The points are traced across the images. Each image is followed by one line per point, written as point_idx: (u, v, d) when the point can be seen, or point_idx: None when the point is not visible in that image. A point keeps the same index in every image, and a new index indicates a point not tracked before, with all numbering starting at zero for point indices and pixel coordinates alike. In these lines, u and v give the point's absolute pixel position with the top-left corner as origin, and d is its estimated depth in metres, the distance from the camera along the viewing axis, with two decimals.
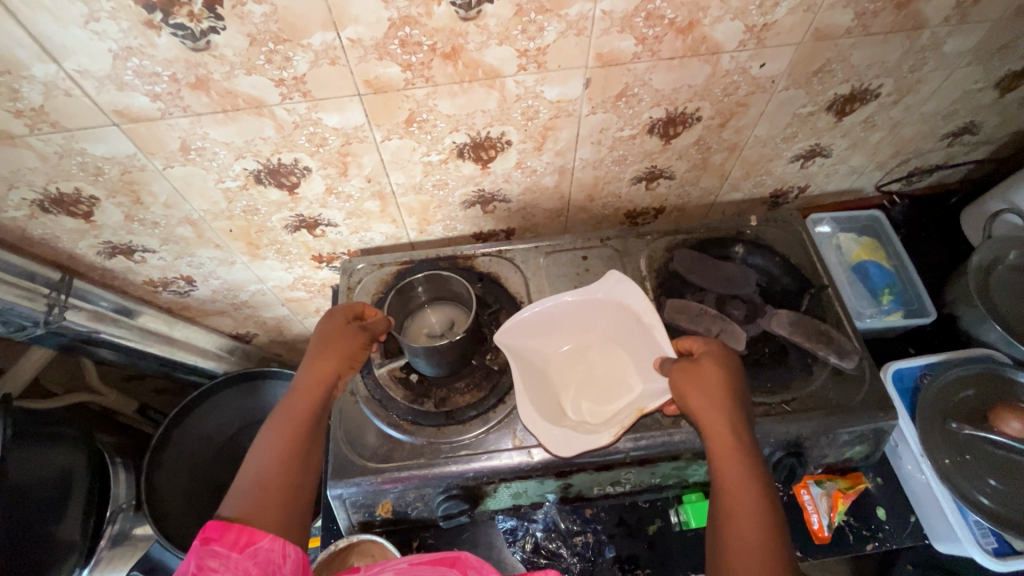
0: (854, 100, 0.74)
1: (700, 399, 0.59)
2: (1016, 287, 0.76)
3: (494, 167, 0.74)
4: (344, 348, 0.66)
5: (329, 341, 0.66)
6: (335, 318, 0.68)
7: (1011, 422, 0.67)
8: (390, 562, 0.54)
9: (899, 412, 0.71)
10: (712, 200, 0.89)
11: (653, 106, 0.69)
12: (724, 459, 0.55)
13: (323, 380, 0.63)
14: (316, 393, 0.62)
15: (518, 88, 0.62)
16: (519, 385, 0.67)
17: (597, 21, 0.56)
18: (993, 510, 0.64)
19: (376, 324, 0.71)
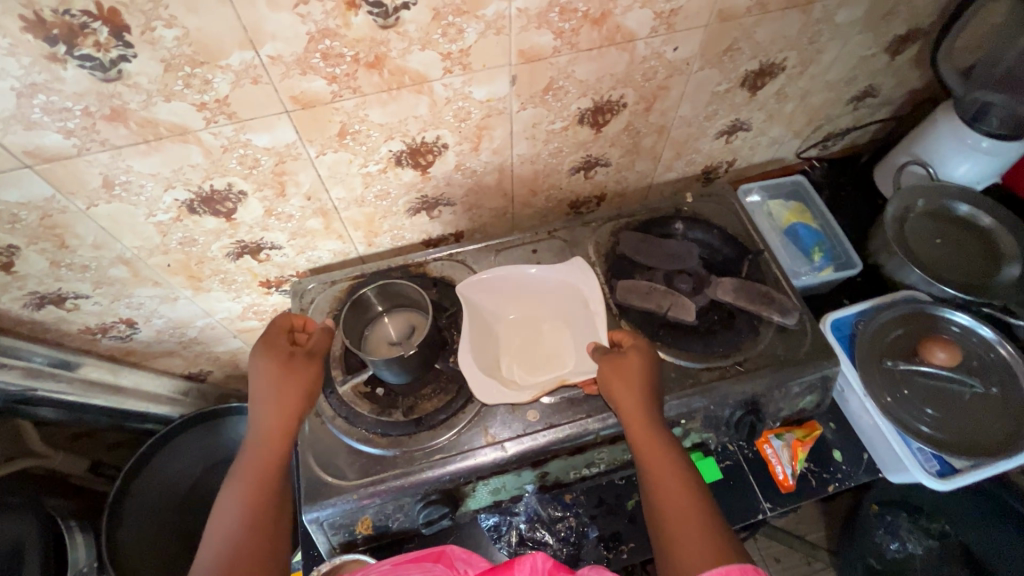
0: (763, 74, 0.79)
1: (625, 389, 0.62)
2: (925, 231, 0.84)
3: (434, 172, 0.74)
4: (295, 384, 0.63)
5: (277, 379, 0.63)
6: (274, 351, 0.65)
7: (939, 353, 0.73)
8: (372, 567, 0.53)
9: (840, 357, 0.75)
10: (650, 182, 0.93)
11: (580, 98, 0.71)
12: (647, 445, 0.59)
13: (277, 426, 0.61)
14: (273, 440, 0.60)
15: (447, 91, 0.63)
16: (466, 334, 0.72)
17: (514, 19, 0.58)
18: (933, 436, 0.70)
19: (320, 346, 0.68)
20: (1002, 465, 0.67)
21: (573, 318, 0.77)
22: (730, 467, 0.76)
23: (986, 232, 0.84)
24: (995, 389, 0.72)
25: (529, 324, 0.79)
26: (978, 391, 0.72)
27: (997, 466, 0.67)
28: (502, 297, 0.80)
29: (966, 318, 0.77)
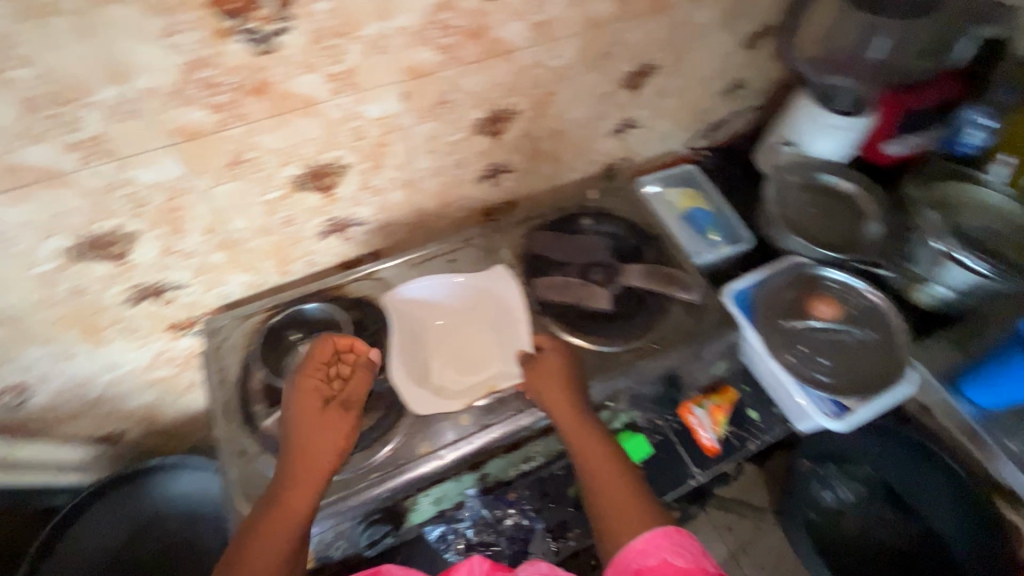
0: (641, 74, 0.86)
1: (549, 389, 0.66)
2: (801, 203, 0.94)
3: (339, 193, 0.74)
4: (325, 438, 0.61)
5: (308, 429, 0.62)
6: (307, 395, 0.64)
7: (822, 307, 0.83)
8: None
9: (742, 322, 0.81)
10: (557, 184, 0.97)
11: (474, 109, 0.74)
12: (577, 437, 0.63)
13: (302, 483, 0.59)
14: (290, 502, 0.58)
15: (339, 111, 0.64)
16: (393, 350, 0.74)
17: (394, 37, 0.61)
18: (831, 383, 0.77)
19: (358, 393, 0.66)
20: (888, 400, 0.76)
21: (498, 322, 0.79)
22: (661, 441, 0.81)
23: (852, 203, 0.95)
24: (873, 332, 0.82)
25: (456, 330, 0.79)
26: (862, 336, 0.81)
27: (886, 401, 0.76)
28: (429, 307, 0.80)
29: (841, 275, 0.86)
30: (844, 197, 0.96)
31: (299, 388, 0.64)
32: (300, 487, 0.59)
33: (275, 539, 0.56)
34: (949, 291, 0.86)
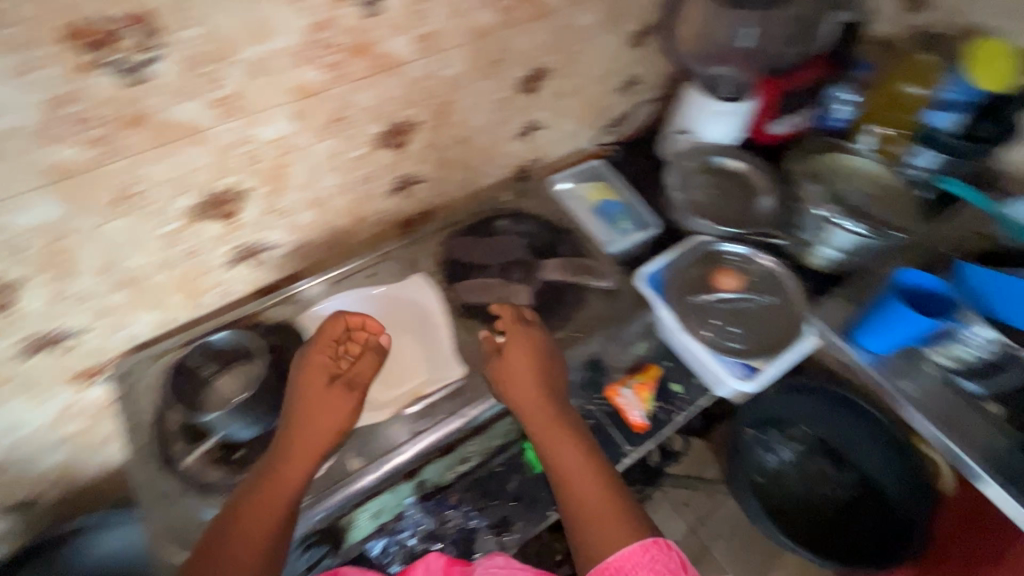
0: (645, 34, 1.00)
1: (526, 372, 0.72)
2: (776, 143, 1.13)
3: (409, 150, 0.84)
4: (540, 381, 0.71)
5: (521, 373, 0.71)
6: (517, 347, 0.73)
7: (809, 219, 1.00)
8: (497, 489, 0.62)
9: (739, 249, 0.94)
10: (575, 140, 1.10)
11: (519, 67, 0.85)
12: (544, 420, 0.69)
13: (553, 436, 0.68)
14: (276, 484, 0.61)
15: (419, 71, 0.74)
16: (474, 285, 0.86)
17: (467, 0, 0.71)
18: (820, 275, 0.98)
19: (363, 373, 0.69)
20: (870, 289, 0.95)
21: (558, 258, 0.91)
22: None
23: (826, 139, 1.09)
24: None
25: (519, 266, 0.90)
26: (858, 236, 0.94)
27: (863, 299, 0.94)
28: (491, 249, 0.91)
29: None
30: (821, 137, 1.11)
31: (310, 361, 0.69)
32: (551, 438, 0.68)
33: (259, 524, 0.59)
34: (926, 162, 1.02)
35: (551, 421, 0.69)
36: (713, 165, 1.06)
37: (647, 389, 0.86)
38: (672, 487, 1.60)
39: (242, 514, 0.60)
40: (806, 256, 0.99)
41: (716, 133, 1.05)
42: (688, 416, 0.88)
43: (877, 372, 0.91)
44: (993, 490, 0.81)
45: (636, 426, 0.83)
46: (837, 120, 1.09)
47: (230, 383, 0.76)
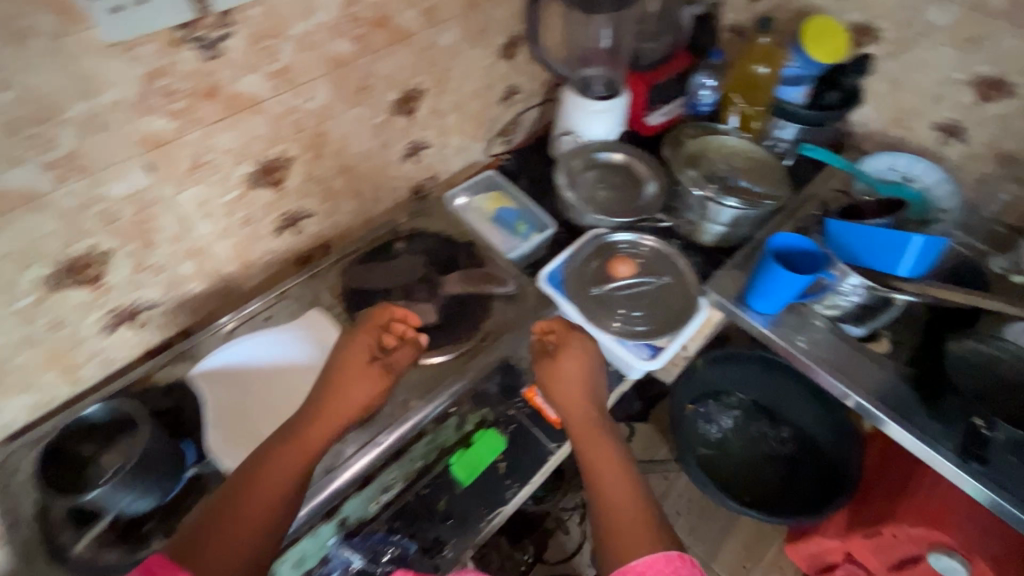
0: (513, 45, 1.03)
1: (576, 389, 0.78)
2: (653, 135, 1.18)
3: (287, 187, 0.82)
4: (586, 388, 0.78)
5: (568, 377, 0.78)
6: (568, 355, 0.80)
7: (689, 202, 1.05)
8: None
9: (629, 237, 0.99)
10: (467, 153, 1.12)
11: (389, 91, 0.86)
12: (586, 432, 0.75)
13: (591, 438, 0.74)
14: (303, 452, 0.65)
15: (280, 107, 0.73)
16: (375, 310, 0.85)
17: (317, 32, 0.71)
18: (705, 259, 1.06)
19: (401, 359, 0.76)
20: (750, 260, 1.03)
21: (459, 270, 0.92)
22: None
23: (699, 123, 1.16)
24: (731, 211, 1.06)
25: (421, 285, 0.90)
26: (735, 208, 1.00)
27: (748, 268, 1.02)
28: (391, 273, 0.91)
29: None
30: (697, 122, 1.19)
31: (355, 339, 0.75)
32: (588, 439, 0.74)
33: (279, 484, 0.63)
34: (790, 129, 1.13)
35: (589, 424, 0.76)
36: (598, 160, 1.09)
37: None
38: None
39: (269, 458, 0.65)
40: (696, 231, 1.06)
41: (597, 131, 1.10)
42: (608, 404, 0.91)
43: (772, 330, 0.97)
44: (892, 428, 0.87)
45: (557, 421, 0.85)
46: (704, 105, 1.17)
47: (116, 461, 0.68)
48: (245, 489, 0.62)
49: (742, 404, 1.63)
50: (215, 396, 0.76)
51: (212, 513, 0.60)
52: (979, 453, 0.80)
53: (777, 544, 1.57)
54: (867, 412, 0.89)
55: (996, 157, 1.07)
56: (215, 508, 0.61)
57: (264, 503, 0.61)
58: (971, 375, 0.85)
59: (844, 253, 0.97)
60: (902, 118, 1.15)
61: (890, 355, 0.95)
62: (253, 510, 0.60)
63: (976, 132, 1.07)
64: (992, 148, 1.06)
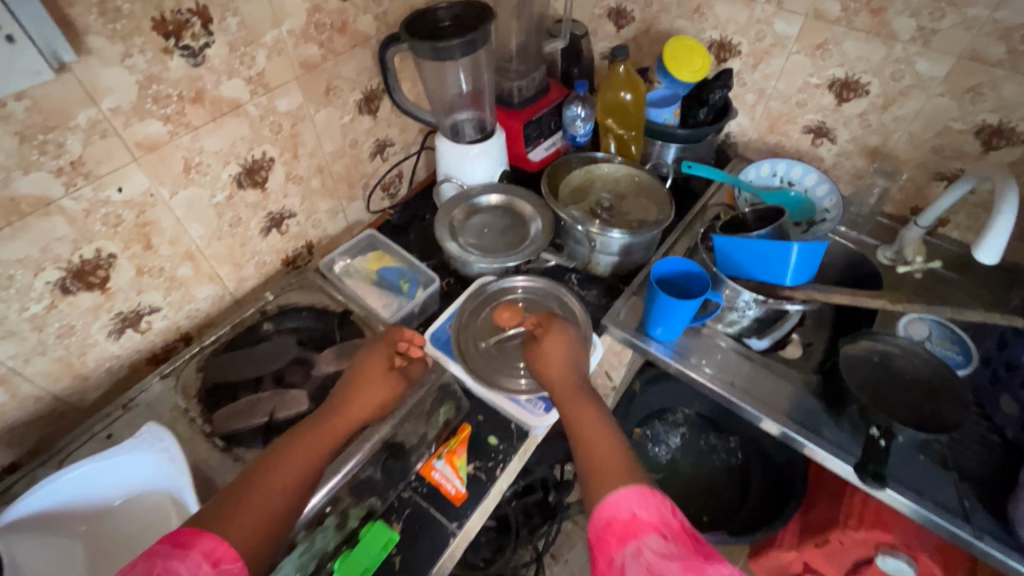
0: (372, 99, 0.99)
1: (560, 357, 0.75)
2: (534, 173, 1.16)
3: (115, 286, 0.73)
4: (569, 356, 0.75)
5: (551, 349, 0.76)
6: (553, 334, 0.78)
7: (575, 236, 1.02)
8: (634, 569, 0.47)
9: (514, 282, 0.94)
10: (343, 215, 1.06)
11: (225, 166, 0.79)
12: (566, 394, 0.70)
13: (573, 399, 0.69)
14: (316, 444, 0.63)
15: (81, 203, 0.65)
16: (235, 409, 0.76)
17: (110, 117, 0.64)
18: (603, 291, 1.03)
19: (416, 370, 0.78)
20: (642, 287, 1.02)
21: (333, 347, 0.85)
22: None
23: (583, 154, 1.14)
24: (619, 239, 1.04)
25: (291, 369, 0.82)
26: (622, 237, 0.96)
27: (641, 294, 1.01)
28: (254, 359, 0.82)
29: None
30: (580, 154, 1.15)
31: (371, 350, 0.76)
32: (572, 397, 0.69)
33: (288, 473, 0.59)
34: (673, 149, 1.13)
35: (571, 385, 0.71)
36: (480, 205, 1.05)
37: (460, 453, 0.81)
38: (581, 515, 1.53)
39: (281, 454, 0.61)
40: (590, 264, 1.03)
41: (477, 175, 1.07)
42: (514, 467, 0.83)
43: (676, 359, 0.93)
44: (808, 446, 0.83)
45: (455, 497, 0.78)
46: (581, 135, 1.14)
47: None
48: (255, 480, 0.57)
49: (687, 420, 1.56)
50: (19, 547, 0.61)
51: (219, 503, 0.54)
52: (877, 468, 0.74)
53: (742, 561, 1.52)
54: (788, 437, 0.85)
55: (864, 152, 1.09)
56: (225, 494, 0.55)
57: (276, 491, 0.57)
58: (858, 382, 0.83)
59: (732, 266, 0.94)
60: (776, 125, 1.16)
61: (791, 367, 0.93)
62: (268, 499, 0.56)
63: (842, 131, 1.09)
64: (859, 144, 1.08)
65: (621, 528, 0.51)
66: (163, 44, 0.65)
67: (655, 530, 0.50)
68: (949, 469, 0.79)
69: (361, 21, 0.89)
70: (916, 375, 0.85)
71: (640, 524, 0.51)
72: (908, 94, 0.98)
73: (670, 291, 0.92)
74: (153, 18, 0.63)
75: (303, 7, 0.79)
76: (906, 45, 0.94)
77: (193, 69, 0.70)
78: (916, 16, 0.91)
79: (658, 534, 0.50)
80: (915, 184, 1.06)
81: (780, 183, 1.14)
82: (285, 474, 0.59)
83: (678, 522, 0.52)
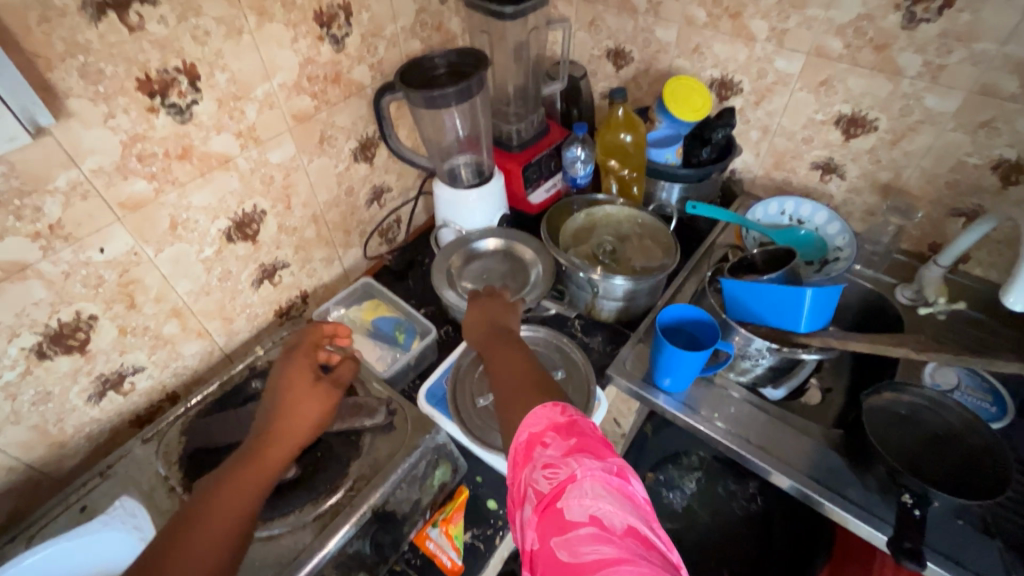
0: (367, 146, 0.97)
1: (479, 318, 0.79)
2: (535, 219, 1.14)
3: (96, 348, 0.71)
4: (489, 323, 0.78)
5: (473, 320, 0.80)
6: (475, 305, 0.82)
7: (577, 284, 0.98)
8: (539, 484, 0.46)
9: None
10: (339, 262, 1.03)
11: (214, 220, 0.77)
12: (487, 346, 0.74)
13: (494, 346, 0.73)
14: (255, 469, 0.62)
15: (59, 266, 0.63)
16: None
17: (92, 179, 0.62)
18: (608, 340, 0.99)
19: (346, 373, 0.76)
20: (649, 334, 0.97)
21: None
22: None
23: (585, 196, 1.12)
24: None
25: None
26: (625, 283, 0.92)
27: (647, 341, 0.96)
28: (238, 421, 0.78)
29: None
30: (583, 196, 1.12)
31: (297, 358, 0.75)
32: (497, 354, 0.70)
33: (228, 507, 0.58)
34: (677, 189, 1.09)
35: (490, 340, 0.74)
36: (478, 251, 1.03)
37: (456, 521, 0.76)
38: None
39: (217, 491, 0.59)
40: (593, 308, 0.99)
41: (475, 220, 1.04)
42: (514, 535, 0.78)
43: (686, 413, 0.88)
44: (828, 508, 0.77)
45: (451, 570, 0.73)
46: (582, 176, 1.12)
47: None
48: (188, 528, 0.56)
49: (704, 463, 1.37)
50: None
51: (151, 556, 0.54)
52: (915, 543, 0.68)
53: None
54: (804, 494, 0.79)
55: (876, 188, 1.05)
56: (149, 559, 0.53)
57: (216, 534, 0.56)
58: (880, 438, 0.78)
59: (742, 311, 0.90)
60: (782, 162, 1.13)
61: (810, 421, 0.87)
62: (208, 537, 0.56)
63: (851, 167, 1.05)
64: (870, 180, 1.05)
65: (520, 450, 0.51)
66: (148, 103, 0.64)
67: (540, 440, 0.50)
68: (992, 536, 0.72)
69: (356, 71, 0.89)
70: (945, 431, 0.79)
71: (533, 441, 0.50)
72: (919, 130, 0.94)
73: (678, 340, 0.88)
74: (137, 79, 0.62)
75: (294, 60, 0.79)
76: (914, 81, 0.91)
77: (180, 126, 0.68)
78: (922, 51, 0.88)
79: (544, 444, 0.49)
80: (932, 221, 1.01)
81: (789, 222, 1.09)
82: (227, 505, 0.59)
83: (566, 425, 0.50)
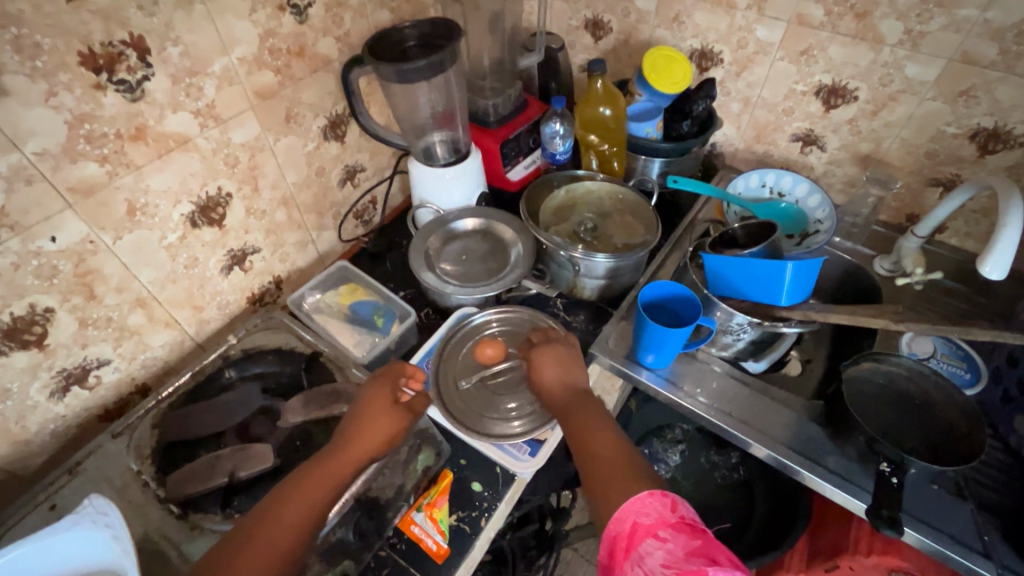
0: (338, 124, 0.93)
1: (556, 367, 0.76)
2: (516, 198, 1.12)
3: (55, 341, 0.67)
4: (567, 382, 0.74)
5: (551, 379, 0.75)
6: (550, 358, 0.77)
7: (557, 261, 0.96)
8: (649, 567, 0.47)
9: (496, 316, 0.90)
10: (314, 246, 1.00)
11: (176, 204, 0.74)
12: (569, 405, 0.71)
13: (577, 404, 0.71)
14: (312, 489, 0.60)
15: (9, 256, 0.60)
16: (191, 467, 0.70)
17: (37, 163, 0.58)
18: (591, 318, 0.98)
19: (422, 406, 0.73)
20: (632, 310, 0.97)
21: (313, 397, 0.77)
22: None
23: (566, 171, 1.09)
24: None
25: (258, 419, 0.76)
26: (606, 261, 0.91)
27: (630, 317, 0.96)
28: (214, 413, 0.75)
29: None
30: (562, 171, 1.10)
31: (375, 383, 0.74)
32: (581, 417, 0.68)
33: (282, 525, 0.56)
34: (659, 163, 1.08)
35: (572, 404, 0.71)
36: (456, 231, 1.00)
37: (441, 505, 0.76)
38: (580, 542, 1.42)
39: (272, 508, 0.58)
40: (575, 287, 0.98)
41: (453, 199, 1.01)
42: (499, 516, 0.77)
43: (668, 389, 0.88)
44: (810, 478, 0.78)
45: (436, 553, 0.72)
46: (561, 153, 1.08)
47: None
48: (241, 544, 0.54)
49: (688, 435, 1.40)
50: None
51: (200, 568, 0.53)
52: (893, 511, 0.68)
53: None
54: (782, 464, 0.80)
55: (856, 159, 1.04)
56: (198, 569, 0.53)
57: (279, 543, 0.55)
58: (858, 407, 0.80)
59: (723, 285, 0.89)
60: (763, 134, 1.12)
61: (790, 393, 0.88)
62: (257, 555, 0.54)
63: (831, 138, 1.04)
64: (850, 151, 1.04)
65: (624, 539, 0.51)
66: (94, 79, 0.60)
67: (653, 533, 0.50)
68: (965, 499, 0.74)
69: (321, 44, 0.84)
70: (923, 399, 0.80)
71: (641, 532, 0.51)
72: (899, 99, 0.93)
73: (659, 317, 0.88)
74: (80, 53, 0.58)
75: (254, 32, 0.74)
76: (895, 49, 0.89)
77: (131, 105, 0.64)
78: (903, 18, 0.86)
79: (656, 539, 0.49)
80: (910, 191, 1.02)
81: (770, 195, 1.08)
82: (280, 524, 0.56)
83: (679, 519, 0.50)
